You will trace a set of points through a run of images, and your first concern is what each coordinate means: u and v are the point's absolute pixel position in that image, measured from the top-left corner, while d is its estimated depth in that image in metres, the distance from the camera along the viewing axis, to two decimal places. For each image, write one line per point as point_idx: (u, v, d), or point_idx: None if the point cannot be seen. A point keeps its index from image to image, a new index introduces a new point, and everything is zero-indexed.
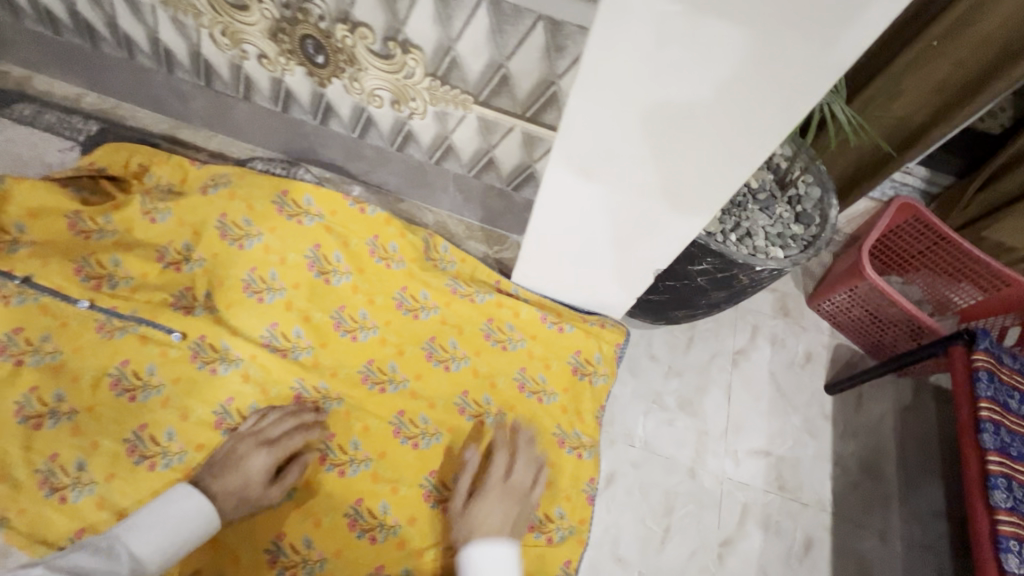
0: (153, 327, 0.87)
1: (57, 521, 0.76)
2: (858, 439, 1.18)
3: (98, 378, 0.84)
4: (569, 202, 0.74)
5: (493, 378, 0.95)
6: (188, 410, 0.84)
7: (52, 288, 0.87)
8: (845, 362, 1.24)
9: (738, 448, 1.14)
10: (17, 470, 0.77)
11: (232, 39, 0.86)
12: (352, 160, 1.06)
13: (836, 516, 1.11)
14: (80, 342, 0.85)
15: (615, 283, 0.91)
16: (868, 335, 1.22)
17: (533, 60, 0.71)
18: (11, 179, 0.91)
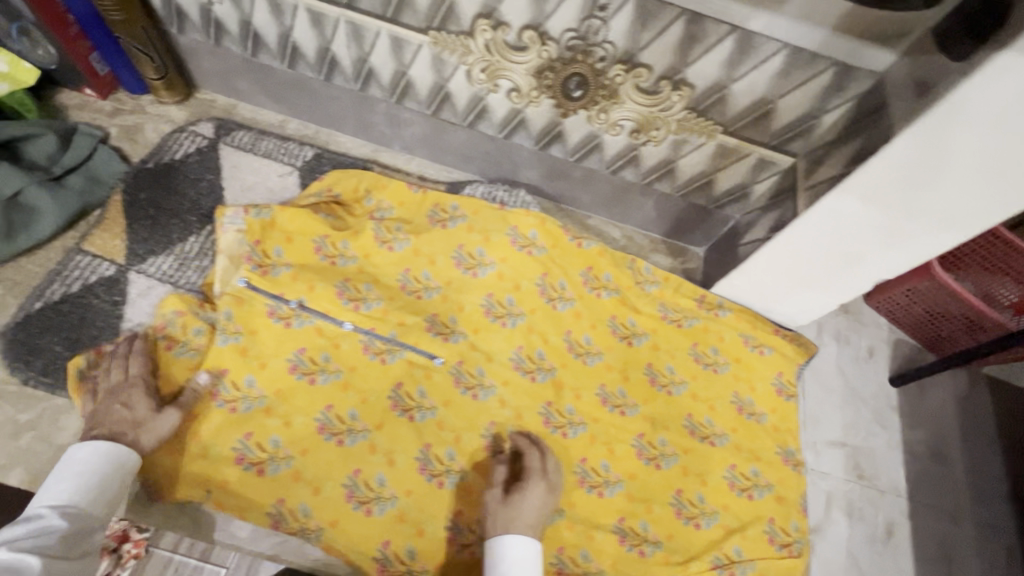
0: (417, 352, 0.95)
1: (369, 533, 0.84)
2: (924, 427, 1.22)
3: (380, 399, 0.91)
4: (832, 222, 0.83)
5: (712, 402, 1.03)
6: (460, 434, 0.92)
7: (322, 312, 0.94)
8: (905, 358, 1.27)
9: (819, 440, 1.16)
10: (329, 484, 0.85)
11: (489, 75, 0.92)
12: (553, 179, 1.13)
13: (912, 501, 1.16)
14: (355, 362, 0.93)
15: (827, 295, 0.99)
16: (926, 330, 1.23)
17: (808, 98, 0.80)
18: (276, 206, 0.99)
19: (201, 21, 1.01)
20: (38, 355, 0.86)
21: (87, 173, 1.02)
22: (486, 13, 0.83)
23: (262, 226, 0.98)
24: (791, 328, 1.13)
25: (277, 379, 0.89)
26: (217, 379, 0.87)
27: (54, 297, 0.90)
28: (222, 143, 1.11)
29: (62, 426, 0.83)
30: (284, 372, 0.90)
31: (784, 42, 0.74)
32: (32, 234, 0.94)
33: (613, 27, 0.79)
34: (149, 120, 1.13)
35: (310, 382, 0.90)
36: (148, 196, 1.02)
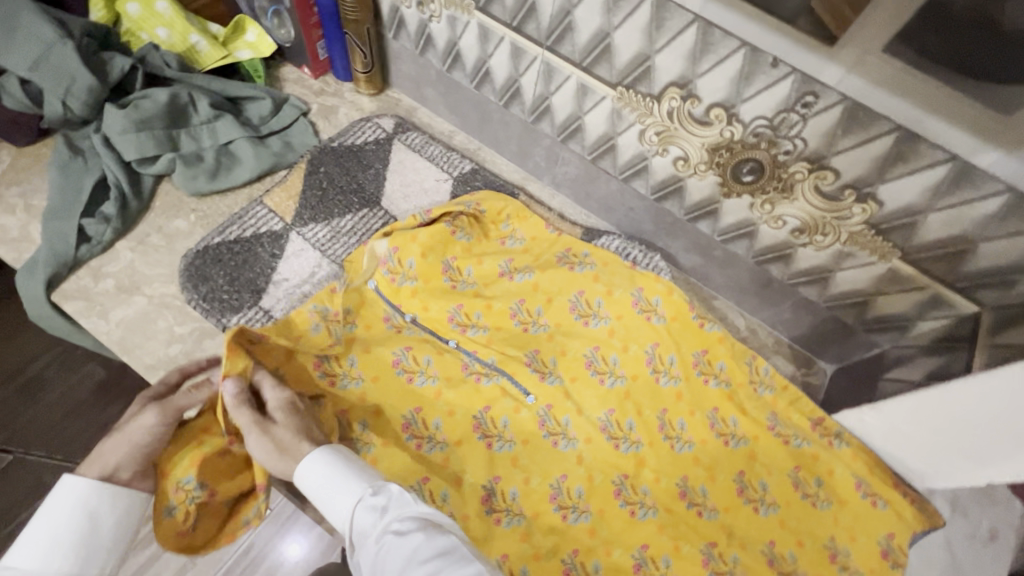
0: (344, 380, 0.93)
1: None
2: None
3: (394, 418, 0.93)
4: (1015, 394, 0.71)
5: (801, 537, 0.93)
6: (449, 460, 0.91)
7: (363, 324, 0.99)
8: None
9: None
10: None
11: (662, 139, 0.93)
12: (691, 251, 1.10)
13: None
14: (379, 373, 0.95)
15: (972, 468, 0.84)
16: None
17: (1019, 250, 0.71)
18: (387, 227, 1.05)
19: (415, 32, 1.12)
20: (204, 281, 0.98)
21: (284, 138, 1.17)
22: (679, 83, 0.84)
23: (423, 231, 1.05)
24: (917, 488, 0.98)
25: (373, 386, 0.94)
26: (401, 352, 0.97)
27: (230, 236, 1.03)
28: (397, 140, 1.22)
29: (204, 348, 0.94)
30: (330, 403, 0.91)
31: (1010, 185, 0.66)
32: (230, 179, 1.09)
33: (810, 125, 0.76)
34: (344, 105, 1.27)
35: (428, 404, 0.94)
36: (325, 171, 1.14)
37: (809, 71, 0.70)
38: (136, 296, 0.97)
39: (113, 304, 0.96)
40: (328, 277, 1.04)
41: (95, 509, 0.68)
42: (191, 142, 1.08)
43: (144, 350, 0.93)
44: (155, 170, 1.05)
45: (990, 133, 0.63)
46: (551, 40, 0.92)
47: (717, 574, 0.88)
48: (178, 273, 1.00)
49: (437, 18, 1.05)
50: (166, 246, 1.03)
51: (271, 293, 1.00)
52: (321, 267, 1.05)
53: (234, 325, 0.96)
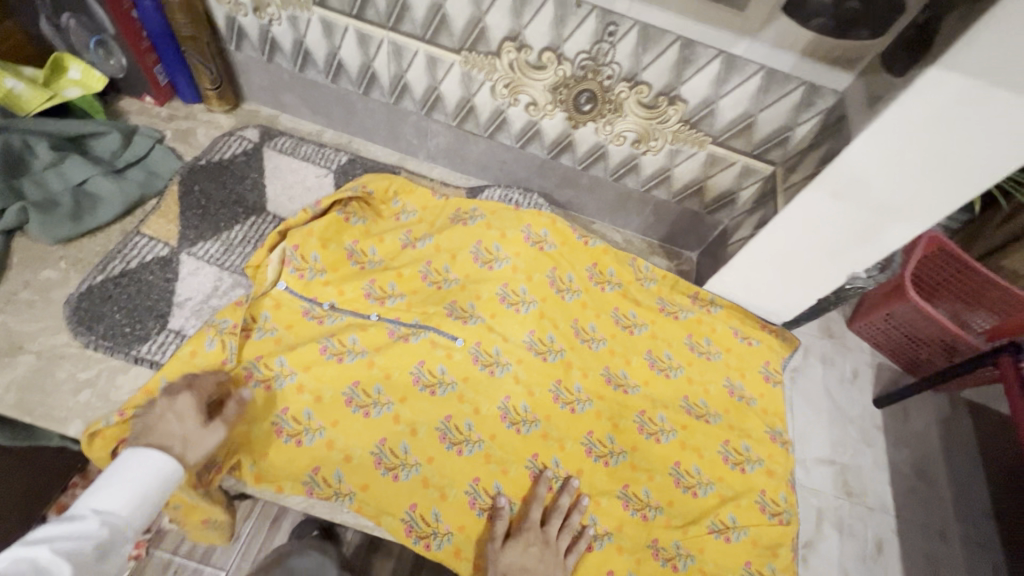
0: (272, 381, 0.94)
1: (433, 498, 0.92)
2: (910, 447, 1.32)
3: (336, 396, 0.95)
4: (811, 216, 0.95)
5: (706, 386, 1.13)
6: (399, 415, 0.96)
7: (283, 325, 1.01)
8: (889, 380, 1.39)
9: (807, 457, 1.27)
10: (358, 451, 0.92)
11: (511, 90, 1.07)
12: (563, 187, 1.27)
13: (900, 519, 1.24)
14: (309, 361, 0.97)
15: (801, 286, 1.11)
16: (905, 354, 1.36)
17: (784, 113, 0.95)
18: (277, 226, 1.07)
19: (258, 39, 1.15)
20: (98, 321, 0.94)
21: (145, 168, 1.14)
22: (511, 37, 0.98)
23: (317, 222, 1.10)
24: (776, 324, 1.24)
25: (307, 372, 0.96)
26: (328, 339, 0.99)
27: (114, 271, 0.99)
28: (267, 147, 1.24)
29: (118, 385, 0.91)
30: (270, 402, 0.93)
31: (761, 64, 0.89)
32: (97, 218, 1.04)
33: (619, 50, 0.94)
34: (201, 126, 1.26)
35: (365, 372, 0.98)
36: (199, 191, 1.12)
37: (604, 5, 0.88)
38: (21, 355, 0.90)
39: None
40: (234, 287, 1.05)
41: (168, 476, 0.74)
42: (37, 189, 1.02)
43: (51, 405, 0.87)
44: (3, 225, 0.97)
45: (738, 26, 0.84)
46: (393, 21, 1.02)
47: (653, 435, 1.05)
48: (65, 321, 0.94)
49: (277, 20, 1.09)
50: (41, 299, 0.96)
51: (178, 314, 0.98)
52: (223, 280, 1.05)
53: (147, 354, 0.93)
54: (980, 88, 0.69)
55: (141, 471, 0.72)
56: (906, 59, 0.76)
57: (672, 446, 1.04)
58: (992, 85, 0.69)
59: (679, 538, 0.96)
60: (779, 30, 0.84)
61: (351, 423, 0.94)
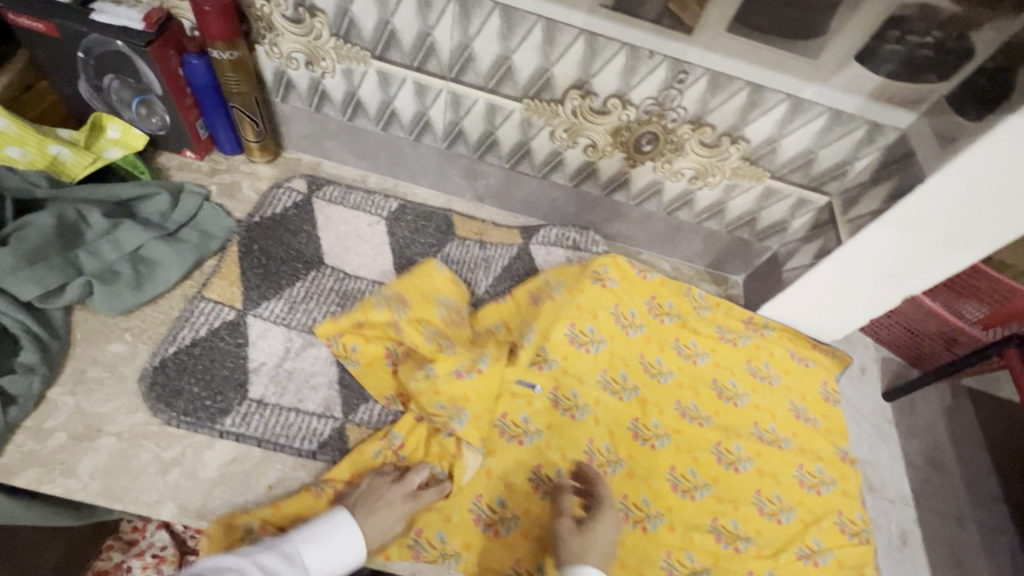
0: (364, 445, 0.93)
1: (535, 550, 0.92)
2: (917, 437, 1.36)
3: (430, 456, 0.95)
4: (875, 246, 0.99)
5: (772, 411, 1.16)
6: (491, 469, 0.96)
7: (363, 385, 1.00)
8: (894, 373, 1.41)
9: None
10: (457, 510, 0.92)
11: (570, 134, 1.09)
12: (612, 221, 1.28)
13: (918, 507, 1.27)
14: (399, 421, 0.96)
15: (856, 309, 1.15)
16: (906, 348, 1.40)
17: (845, 149, 0.99)
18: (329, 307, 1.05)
19: (307, 91, 1.13)
20: (177, 396, 0.91)
21: (197, 227, 1.11)
22: (577, 85, 0.99)
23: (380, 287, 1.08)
24: (825, 343, 1.29)
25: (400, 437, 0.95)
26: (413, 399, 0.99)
27: (185, 341, 0.97)
28: (316, 197, 1.22)
29: (206, 461, 0.88)
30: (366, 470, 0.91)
31: (827, 106, 0.92)
32: (157, 284, 1.01)
33: (687, 95, 0.96)
34: (244, 178, 1.23)
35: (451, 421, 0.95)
36: (258, 249, 1.10)
37: (677, 55, 0.90)
38: (101, 438, 0.87)
39: (77, 457, 0.85)
40: (305, 346, 1.03)
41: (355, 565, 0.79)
42: (92, 259, 0.98)
43: (139, 489, 0.84)
44: (65, 301, 0.94)
45: (809, 73, 0.88)
46: (455, 72, 1.02)
47: (731, 465, 1.07)
48: (142, 398, 0.91)
49: (330, 73, 1.08)
50: (111, 376, 0.93)
51: (255, 382, 0.96)
52: (292, 340, 1.03)
53: (231, 427, 0.90)
54: None
55: (339, 531, 0.79)
56: (978, 105, 0.80)
57: (750, 476, 1.06)
58: None
59: (772, 567, 0.98)
60: (849, 76, 0.87)
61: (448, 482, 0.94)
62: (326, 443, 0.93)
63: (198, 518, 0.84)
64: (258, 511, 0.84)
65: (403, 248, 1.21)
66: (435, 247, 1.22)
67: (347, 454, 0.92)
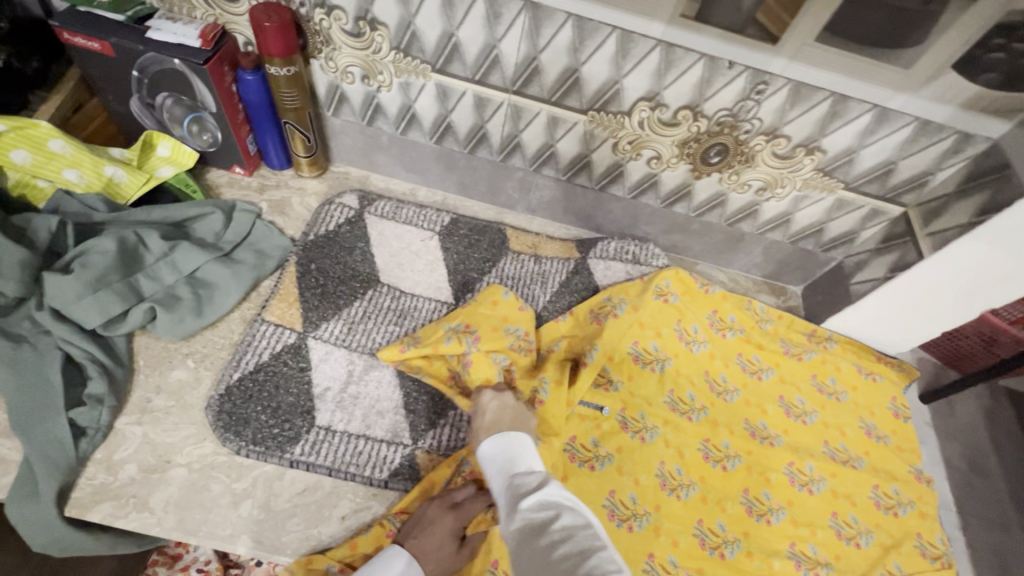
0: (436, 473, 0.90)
1: None
2: (958, 440, 1.31)
3: None
4: (961, 262, 0.95)
5: (842, 428, 1.12)
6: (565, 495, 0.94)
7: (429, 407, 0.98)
8: (932, 375, 1.36)
9: None
10: None
11: (634, 146, 1.05)
12: (670, 232, 1.24)
13: (961, 513, 1.22)
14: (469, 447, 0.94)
15: (930, 323, 1.11)
16: (945, 348, 1.33)
17: (929, 159, 0.94)
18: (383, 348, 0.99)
19: (361, 105, 1.10)
20: (245, 425, 0.89)
21: (251, 246, 1.08)
22: (647, 96, 0.95)
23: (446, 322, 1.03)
24: (891, 355, 1.25)
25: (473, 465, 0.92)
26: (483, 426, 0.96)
27: (249, 367, 0.94)
28: (368, 213, 1.19)
29: (277, 492, 0.86)
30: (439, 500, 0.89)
31: (915, 116, 0.88)
32: (217, 307, 0.99)
33: (765, 107, 0.92)
34: (294, 195, 1.20)
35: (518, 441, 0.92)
36: (316, 269, 1.08)
37: (758, 66, 0.86)
38: (171, 470, 0.85)
39: (149, 490, 0.83)
40: (368, 369, 1.00)
41: None
42: (152, 282, 0.96)
43: (212, 523, 0.82)
44: (129, 327, 0.92)
45: (900, 83, 0.84)
46: (518, 85, 0.98)
47: (804, 487, 1.03)
48: (210, 427, 0.89)
49: (386, 87, 1.05)
50: (177, 405, 0.91)
51: (322, 409, 0.93)
52: (354, 363, 1.01)
53: (301, 456, 0.88)
54: None
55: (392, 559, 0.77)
56: None
57: (825, 498, 1.03)
58: None
59: None
60: (943, 85, 0.83)
61: None
62: (397, 471, 0.90)
63: (273, 552, 0.82)
64: (337, 552, 0.82)
65: (458, 264, 1.18)
66: (489, 262, 1.19)
67: (419, 481, 0.90)
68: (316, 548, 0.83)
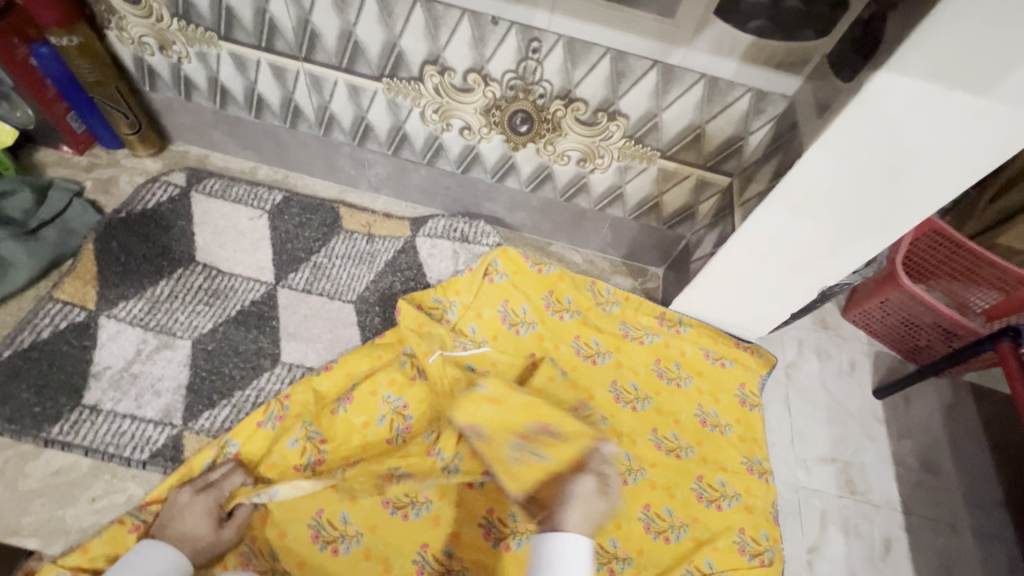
0: (202, 457, 0.87)
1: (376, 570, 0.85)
2: (914, 437, 1.22)
3: (273, 466, 0.89)
4: (769, 232, 0.87)
5: (676, 415, 1.05)
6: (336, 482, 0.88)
7: (210, 389, 0.95)
8: (888, 369, 1.29)
9: (806, 456, 1.17)
10: (294, 526, 0.85)
11: (441, 115, 0.99)
12: (513, 210, 1.19)
13: (907, 514, 1.14)
14: (244, 432, 0.90)
15: (772, 302, 1.04)
16: (903, 341, 1.27)
17: (731, 121, 0.87)
18: (352, 354, 0.99)
19: (171, 78, 1.07)
20: (6, 403, 0.87)
21: (61, 225, 1.06)
22: (431, 60, 0.90)
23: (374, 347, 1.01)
24: (751, 340, 1.16)
25: (244, 449, 0.89)
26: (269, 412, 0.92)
27: (23, 344, 0.92)
28: (194, 191, 1.15)
29: (28, 473, 0.85)
30: None
31: (701, 73, 0.81)
32: (4, 285, 0.97)
33: (547, 66, 0.86)
34: (123, 173, 1.18)
35: (296, 423, 0.91)
36: (120, 246, 1.05)
37: (522, 21, 0.80)
38: None
39: None
40: (159, 349, 0.97)
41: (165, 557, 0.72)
42: None
43: None
44: None
45: (669, 34, 0.77)
46: (305, 51, 0.94)
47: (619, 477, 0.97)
48: None
49: (185, 58, 1.02)
50: None
51: (93, 387, 0.91)
52: (146, 342, 0.98)
53: (58, 435, 0.86)
54: (936, 90, 0.62)
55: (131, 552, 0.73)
56: (852, 61, 0.68)
57: (641, 488, 0.96)
58: (949, 88, 0.61)
59: None
60: (714, 37, 0.76)
61: None
62: (158, 452, 0.88)
63: (10, 534, 0.80)
64: (67, 561, 0.77)
65: (284, 244, 1.14)
66: (319, 240, 1.15)
67: (181, 465, 0.87)
68: (59, 531, 0.82)
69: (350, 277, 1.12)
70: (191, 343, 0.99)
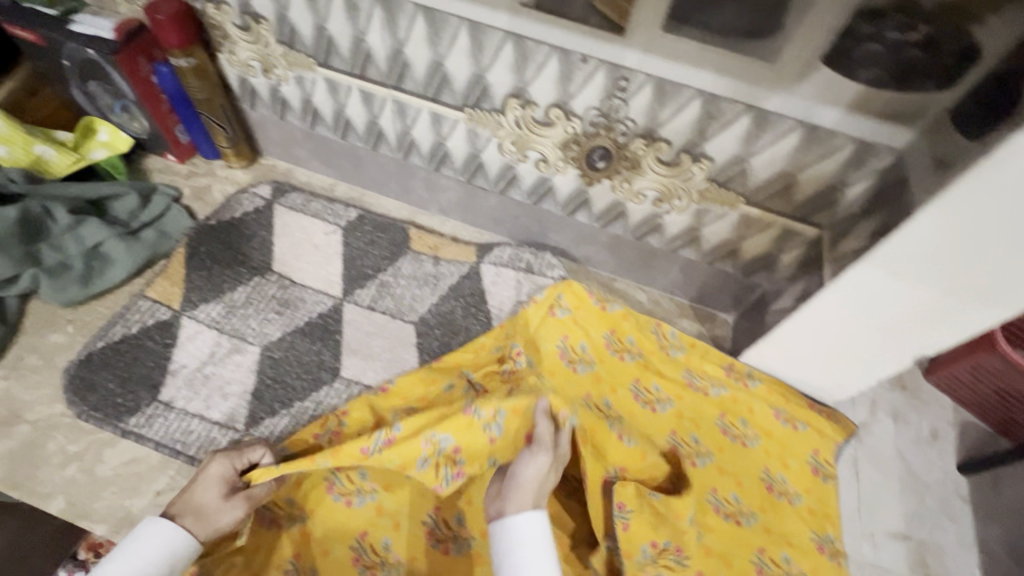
0: None
1: None
2: (1002, 521, 1.06)
3: (319, 483, 0.90)
4: (859, 294, 0.81)
5: (740, 477, 0.99)
6: (382, 506, 0.90)
7: (274, 399, 0.99)
8: (973, 445, 1.13)
9: (875, 530, 1.03)
10: (338, 546, 0.87)
11: (519, 147, 0.98)
12: (579, 243, 1.17)
13: None
14: (298, 446, 0.92)
15: (855, 365, 0.95)
16: (995, 413, 1.11)
17: (828, 171, 0.81)
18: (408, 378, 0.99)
19: (269, 98, 1.14)
20: (91, 390, 0.94)
21: (158, 228, 1.13)
22: (516, 93, 0.90)
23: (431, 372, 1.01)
24: (827, 403, 1.07)
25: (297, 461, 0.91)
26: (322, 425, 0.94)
27: (115, 337, 0.99)
28: (279, 204, 1.21)
29: (103, 459, 0.90)
30: None
31: (799, 120, 0.76)
32: (105, 280, 1.05)
33: (633, 106, 0.84)
34: (217, 182, 1.26)
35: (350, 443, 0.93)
36: (208, 252, 1.12)
37: (613, 59, 0.79)
38: (18, 426, 0.92)
39: None
40: (230, 353, 1.02)
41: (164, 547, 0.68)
42: (55, 253, 1.04)
43: (38, 480, 0.88)
44: (18, 290, 1.00)
45: (770, 80, 0.73)
46: (395, 79, 0.97)
47: None
48: (62, 389, 0.95)
49: (284, 80, 1.08)
50: (45, 365, 0.98)
51: (169, 384, 0.97)
52: (220, 345, 1.02)
53: (133, 427, 0.92)
54: None
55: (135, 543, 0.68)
56: (981, 118, 0.62)
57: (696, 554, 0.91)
58: None
59: None
60: (818, 84, 0.71)
61: (335, 512, 0.89)
62: None
63: (80, 516, 0.85)
64: None
65: (354, 259, 1.17)
66: (387, 259, 1.17)
67: None
68: (122, 517, 0.86)
69: (413, 298, 1.13)
70: (260, 350, 1.03)
